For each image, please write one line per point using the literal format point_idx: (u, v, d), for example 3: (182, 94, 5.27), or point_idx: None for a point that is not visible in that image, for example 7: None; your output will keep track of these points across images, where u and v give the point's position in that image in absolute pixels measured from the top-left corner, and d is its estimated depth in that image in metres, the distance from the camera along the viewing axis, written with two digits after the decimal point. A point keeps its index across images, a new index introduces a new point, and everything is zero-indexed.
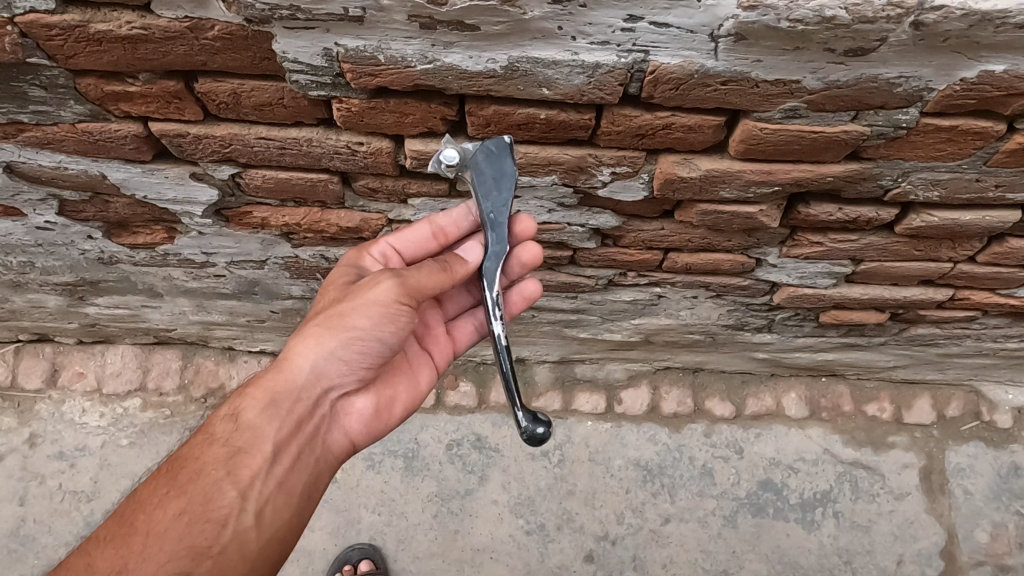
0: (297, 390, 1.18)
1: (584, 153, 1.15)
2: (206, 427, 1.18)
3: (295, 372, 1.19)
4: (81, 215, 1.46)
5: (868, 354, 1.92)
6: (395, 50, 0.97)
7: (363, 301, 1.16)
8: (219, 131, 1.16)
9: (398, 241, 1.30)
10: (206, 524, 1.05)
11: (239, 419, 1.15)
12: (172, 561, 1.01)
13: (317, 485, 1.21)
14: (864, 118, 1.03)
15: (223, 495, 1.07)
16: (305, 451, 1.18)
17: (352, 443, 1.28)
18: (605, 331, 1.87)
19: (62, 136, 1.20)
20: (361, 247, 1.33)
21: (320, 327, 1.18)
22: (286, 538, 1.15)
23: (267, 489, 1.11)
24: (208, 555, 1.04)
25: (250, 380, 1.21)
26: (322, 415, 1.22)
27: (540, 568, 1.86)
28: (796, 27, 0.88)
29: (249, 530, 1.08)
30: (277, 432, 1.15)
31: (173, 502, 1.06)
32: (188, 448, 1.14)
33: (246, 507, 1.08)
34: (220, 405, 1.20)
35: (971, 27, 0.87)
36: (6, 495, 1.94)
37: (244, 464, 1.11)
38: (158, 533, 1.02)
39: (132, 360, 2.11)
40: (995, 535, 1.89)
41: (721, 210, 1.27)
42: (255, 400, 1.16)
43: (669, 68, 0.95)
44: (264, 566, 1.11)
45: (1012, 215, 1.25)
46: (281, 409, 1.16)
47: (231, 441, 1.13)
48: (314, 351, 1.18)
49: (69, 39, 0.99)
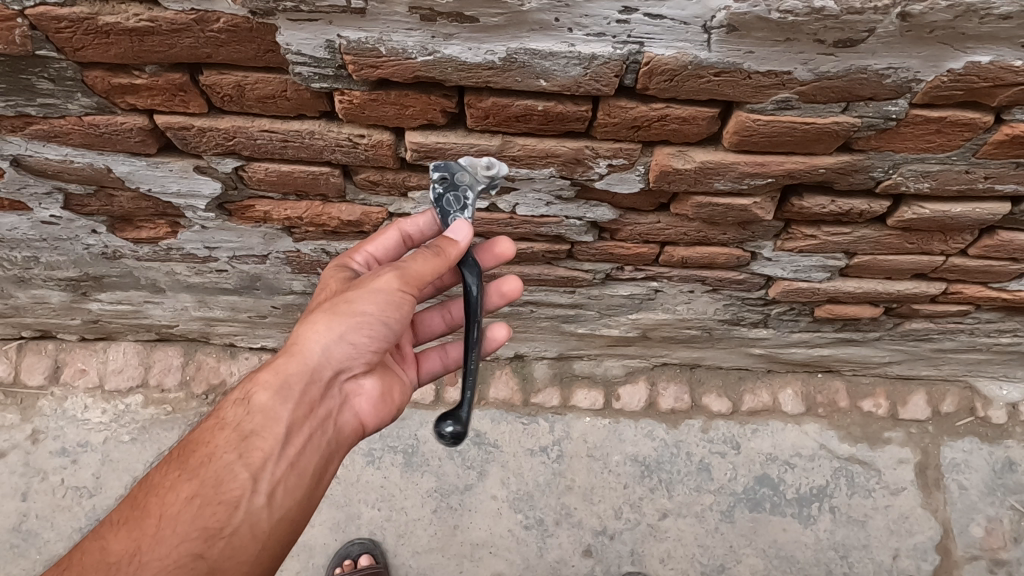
0: (308, 374, 1.20)
1: (581, 146, 1.18)
2: (215, 413, 1.19)
3: (306, 356, 1.20)
4: (86, 209, 1.48)
5: (863, 349, 1.94)
6: (396, 42, 0.99)
7: (370, 287, 1.19)
8: (222, 124, 1.18)
9: (376, 249, 1.34)
10: (218, 506, 1.07)
11: (249, 403, 1.16)
12: (183, 543, 1.03)
13: (327, 468, 1.22)
14: (855, 109, 1.05)
15: (234, 477, 1.09)
16: (316, 433, 1.20)
17: (360, 424, 1.30)
18: (603, 327, 1.89)
19: (69, 128, 1.22)
20: (346, 255, 1.35)
21: (329, 313, 1.20)
22: (297, 518, 1.16)
23: (279, 470, 1.13)
24: (220, 536, 1.06)
25: (261, 365, 1.22)
26: (333, 398, 1.24)
27: (538, 563, 1.88)
28: (786, 18, 0.90)
29: (259, 511, 1.10)
30: (289, 415, 1.16)
31: (186, 485, 1.08)
32: (199, 432, 1.16)
33: (256, 489, 1.10)
34: (231, 390, 1.22)
35: (956, 17, 0.89)
36: (8, 490, 1.96)
37: (255, 447, 1.12)
38: (171, 516, 1.04)
39: (133, 357, 2.13)
40: (990, 529, 1.91)
41: (715, 202, 1.29)
42: (266, 383, 1.18)
43: (664, 59, 0.97)
44: (274, 547, 1.12)
45: (1002, 208, 1.27)
46: (292, 392, 1.18)
47: (242, 425, 1.14)
48: (323, 335, 1.20)
49: (78, 32, 1.01)
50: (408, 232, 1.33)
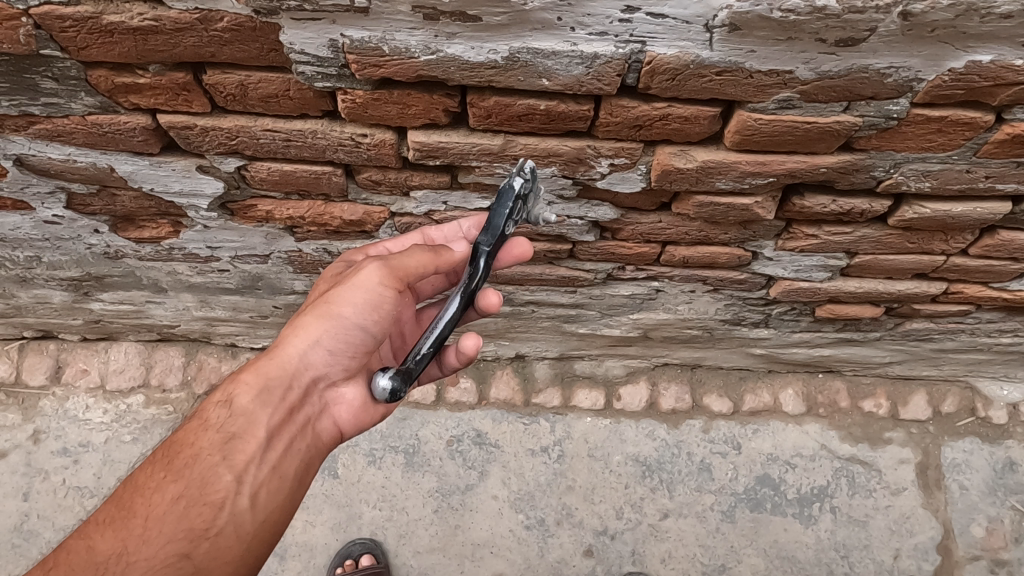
0: (289, 377, 1.19)
1: (583, 145, 1.18)
2: (198, 413, 1.18)
3: (287, 360, 1.20)
4: (88, 208, 1.48)
5: (864, 349, 1.94)
6: (399, 41, 1.00)
7: (353, 282, 1.20)
8: (225, 123, 1.18)
9: (395, 247, 1.36)
10: (204, 507, 1.07)
11: (232, 405, 1.16)
12: (170, 544, 1.03)
13: (307, 471, 1.22)
14: (856, 109, 1.06)
15: (219, 479, 1.09)
16: (296, 437, 1.20)
17: (340, 432, 1.28)
18: (604, 327, 1.89)
19: (72, 127, 1.23)
20: (361, 249, 1.38)
21: (311, 314, 1.20)
22: (280, 520, 1.16)
23: (262, 473, 1.13)
24: (206, 537, 1.06)
25: (243, 367, 1.22)
26: (313, 404, 1.23)
27: (539, 563, 1.88)
28: (788, 17, 0.90)
29: (244, 513, 1.10)
30: (270, 419, 1.16)
31: (171, 485, 1.08)
32: (182, 432, 1.15)
33: (241, 490, 1.10)
34: (214, 391, 1.21)
35: (957, 17, 0.89)
36: (9, 490, 1.96)
37: (238, 450, 1.12)
38: (157, 517, 1.05)
39: (134, 357, 2.13)
40: (991, 529, 1.91)
41: (717, 202, 1.30)
42: (248, 386, 1.17)
43: (666, 58, 0.98)
44: (258, 548, 1.13)
45: (1002, 207, 1.27)
46: (273, 396, 1.17)
47: (225, 427, 1.14)
48: (303, 339, 1.20)
49: (82, 31, 1.01)
50: (432, 237, 1.36)
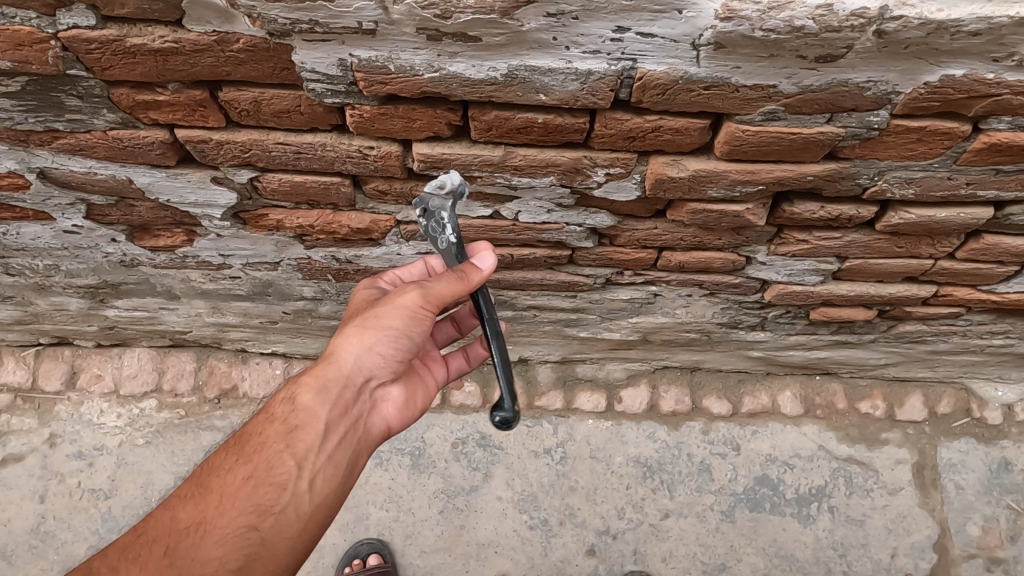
0: (345, 378, 1.23)
1: (580, 155, 1.24)
2: (266, 409, 1.23)
3: (343, 362, 1.23)
4: (106, 219, 1.55)
5: (859, 351, 1.99)
6: (404, 60, 1.05)
7: (397, 301, 1.23)
8: (239, 137, 1.25)
9: (403, 274, 1.45)
10: (269, 487, 1.10)
11: (295, 402, 1.20)
12: (240, 517, 1.07)
13: (361, 463, 1.24)
14: (839, 120, 1.11)
15: (283, 464, 1.13)
16: (351, 431, 1.22)
17: (388, 429, 1.32)
18: (605, 331, 1.94)
19: (93, 142, 1.29)
20: (374, 278, 1.43)
21: (359, 326, 1.24)
22: (336, 507, 1.18)
23: (320, 461, 1.16)
24: (271, 513, 1.09)
25: (303, 371, 1.26)
26: (365, 402, 1.27)
27: (543, 562, 1.93)
28: (769, 36, 0.95)
29: (305, 495, 1.13)
30: (328, 414, 1.19)
31: (242, 468, 1.12)
32: (251, 425, 1.20)
33: (302, 475, 1.13)
34: (279, 390, 1.26)
35: (928, 34, 0.94)
36: (27, 493, 2.02)
37: (300, 439, 1.15)
38: (229, 493, 1.09)
39: (147, 362, 2.19)
40: (987, 528, 1.95)
41: (710, 209, 1.35)
42: (309, 385, 1.21)
43: (656, 74, 1.03)
44: (316, 529, 1.15)
45: (984, 212, 1.32)
46: (331, 393, 1.21)
47: (288, 420, 1.18)
48: (358, 344, 1.24)
49: (107, 52, 1.07)
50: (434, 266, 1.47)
